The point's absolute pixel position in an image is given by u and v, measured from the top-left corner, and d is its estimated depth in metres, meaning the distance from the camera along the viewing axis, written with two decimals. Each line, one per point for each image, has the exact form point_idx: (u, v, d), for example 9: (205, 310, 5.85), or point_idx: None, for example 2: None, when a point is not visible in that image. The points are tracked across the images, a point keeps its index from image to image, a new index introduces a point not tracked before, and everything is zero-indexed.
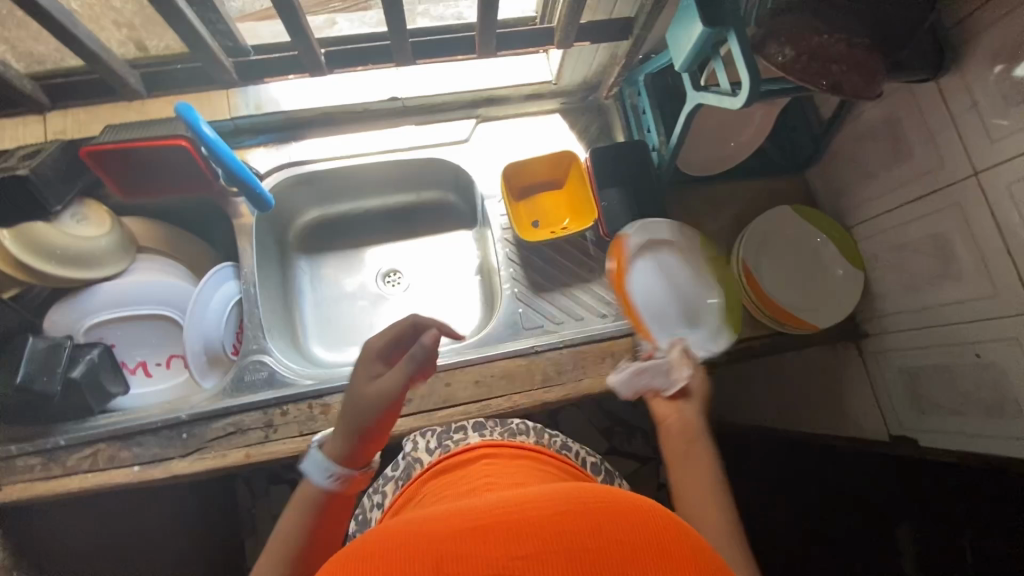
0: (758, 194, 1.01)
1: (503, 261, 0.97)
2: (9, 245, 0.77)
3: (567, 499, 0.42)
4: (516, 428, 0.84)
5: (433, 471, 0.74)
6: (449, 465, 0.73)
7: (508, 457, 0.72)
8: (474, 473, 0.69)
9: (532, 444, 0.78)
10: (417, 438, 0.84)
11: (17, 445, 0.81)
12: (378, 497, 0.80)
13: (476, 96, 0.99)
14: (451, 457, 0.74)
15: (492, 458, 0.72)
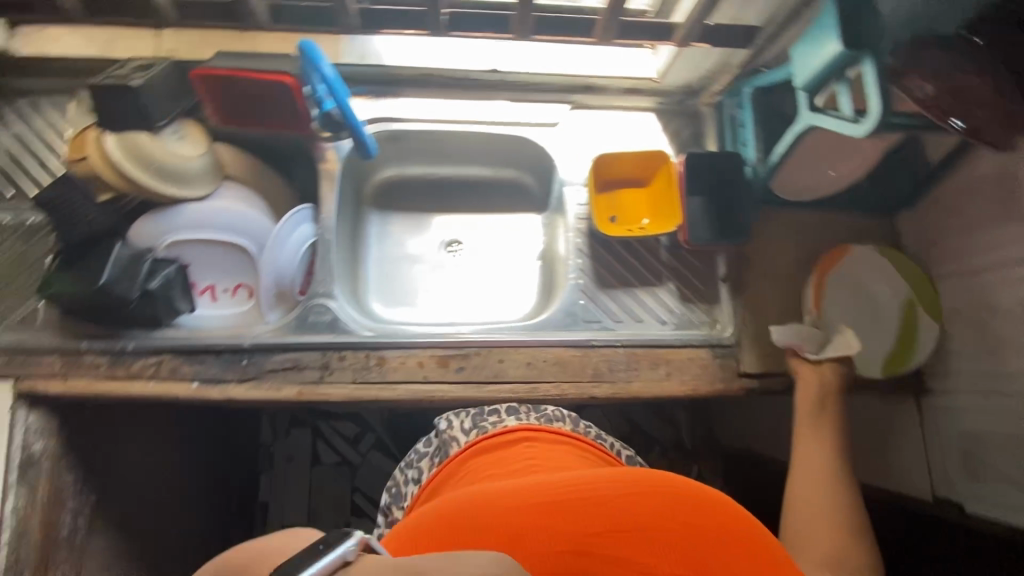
0: (843, 228, 0.98)
1: (573, 251, 0.97)
2: (113, 149, 0.80)
3: (625, 485, 0.58)
4: (551, 415, 0.86)
5: (475, 449, 0.78)
6: (493, 443, 0.77)
7: (546, 442, 0.77)
8: (518, 457, 0.74)
9: (563, 432, 0.80)
10: (452, 417, 0.86)
11: (89, 341, 0.85)
12: (414, 472, 0.85)
13: (576, 82, 0.98)
14: (494, 435, 0.78)
15: (535, 445, 0.76)
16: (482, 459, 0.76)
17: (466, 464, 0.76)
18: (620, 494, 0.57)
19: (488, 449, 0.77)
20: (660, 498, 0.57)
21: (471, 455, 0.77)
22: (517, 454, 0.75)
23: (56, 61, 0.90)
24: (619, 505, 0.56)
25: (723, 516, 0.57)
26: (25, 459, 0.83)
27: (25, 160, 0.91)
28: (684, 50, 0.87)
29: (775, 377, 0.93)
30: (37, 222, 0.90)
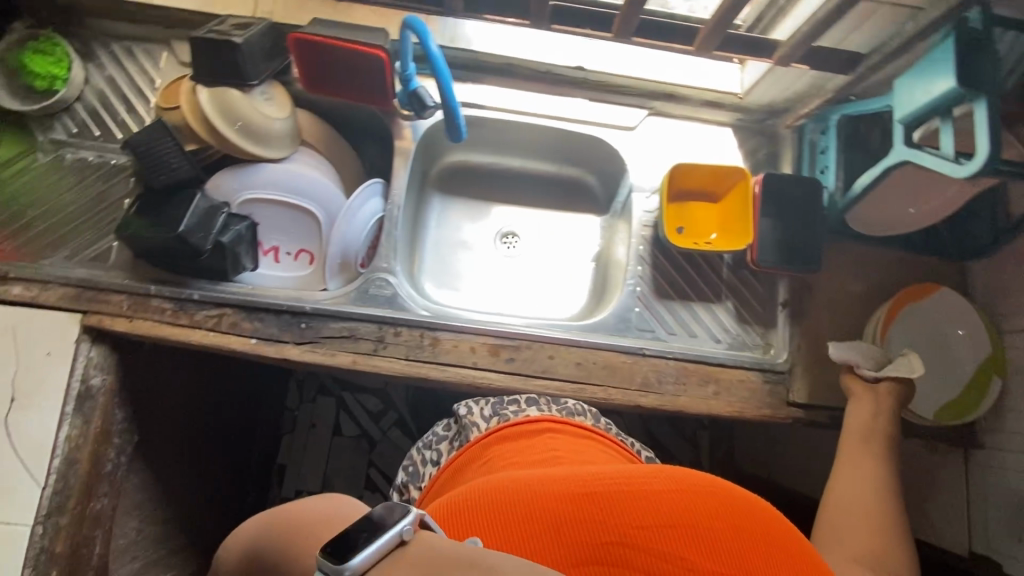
0: (911, 268, 0.95)
1: (634, 258, 0.96)
2: (205, 103, 0.82)
3: (666, 481, 0.53)
4: (572, 408, 0.84)
5: (498, 436, 0.73)
6: (517, 431, 0.73)
7: (569, 434, 0.74)
8: (541, 449, 0.69)
9: (587, 428, 0.77)
10: (471, 404, 0.83)
11: (157, 286, 0.87)
12: (432, 453, 0.82)
13: (659, 89, 0.97)
14: (513, 424, 0.74)
15: (557, 436, 0.73)
16: (505, 448, 0.71)
17: (488, 452, 0.71)
18: (661, 488, 0.52)
19: (511, 437, 0.73)
20: (704, 496, 0.52)
21: (496, 441, 0.72)
22: (542, 445, 0.70)
23: (157, 10, 0.92)
24: (662, 500, 0.50)
25: (773, 524, 0.52)
26: (83, 391, 0.85)
27: (116, 106, 0.93)
28: (776, 68, 0.86)
29: (823, 410, 0.91)
30: (121, 162, 0.92)
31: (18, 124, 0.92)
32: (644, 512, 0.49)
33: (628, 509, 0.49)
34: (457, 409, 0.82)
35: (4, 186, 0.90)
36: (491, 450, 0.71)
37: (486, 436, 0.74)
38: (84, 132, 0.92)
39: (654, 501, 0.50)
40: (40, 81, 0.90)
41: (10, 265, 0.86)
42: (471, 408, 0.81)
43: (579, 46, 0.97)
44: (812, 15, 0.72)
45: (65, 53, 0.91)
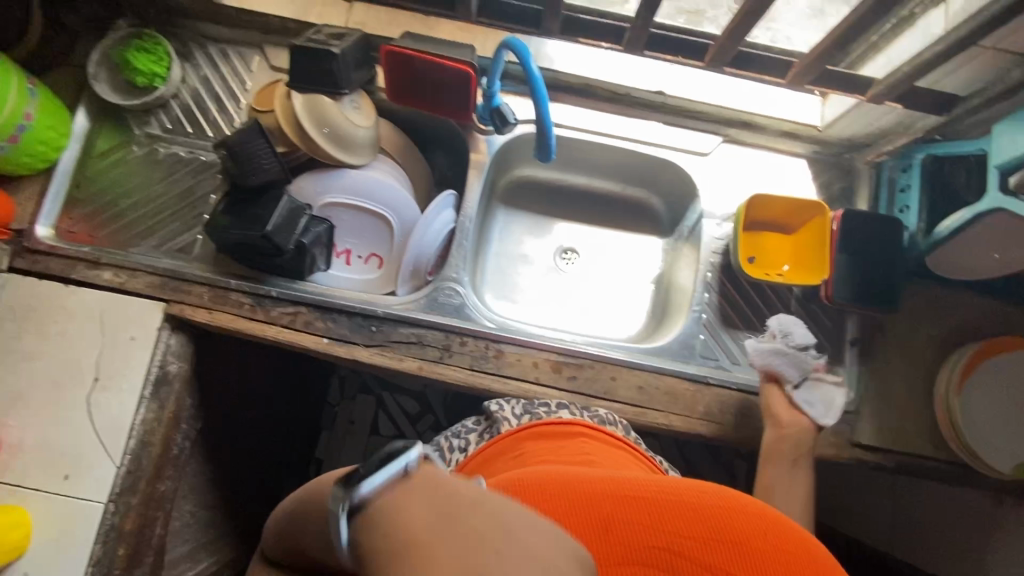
0: (987, 315, 0.92)
1: (701, 284, 0.96)
2: (298, 108, 0.86)
3: (718, 496, 0.48)
4: (604, 417, 0.83)
5: (529, 432, 0.71)
6: (549, 429, 0.71)
7: (605, 444, 0.70)
8: (574, 450, 0.66)
9: (621, 441, 0.72)
10: (503, 402, 0.82)
11: (237, 281, 0.90)
12: (460, 442, 0.79)
13: (736, 116, 0.97)
14: (550, 421, 0.72)
15: (592, 441, 0.69)
16: (536, 446, 0.68)
17: (522, 446, 0.69)
18: (713, 505, 0.47)
19: (545, 436, 0.70)
20: (759, 520, 0.46)
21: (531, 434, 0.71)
22: (575, 448, 0.67)
23: (256, 18, 0.96)
24: (711, 517, 0.45)
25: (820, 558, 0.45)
26: (160, 376, 0.88)
27: (208, 105, 0.97)
28: (864, 104, 0.85)
29: (887, 453, 0.89)
30: (210, 159, 0.96)
31: (116, 117, 0.96)
32: (689, 530, 0.44)
33: (669, 525, 0.45)
34: (489, 406, 0.81)
35: (101, 176, 0.95)
36: (525, 444, 0.70)
37: (519, 430, 0.72)
38: (178, 129, 0.96)
39: (702, 517, 0.45)
40: (141, 77, 0.93)
41: (101, 251, 0.90)
42: (502, 406, 0.81)
43: (660, 69, 0.97)
44: (915, 56, 0.71)
45: (167, 53, 0.94)
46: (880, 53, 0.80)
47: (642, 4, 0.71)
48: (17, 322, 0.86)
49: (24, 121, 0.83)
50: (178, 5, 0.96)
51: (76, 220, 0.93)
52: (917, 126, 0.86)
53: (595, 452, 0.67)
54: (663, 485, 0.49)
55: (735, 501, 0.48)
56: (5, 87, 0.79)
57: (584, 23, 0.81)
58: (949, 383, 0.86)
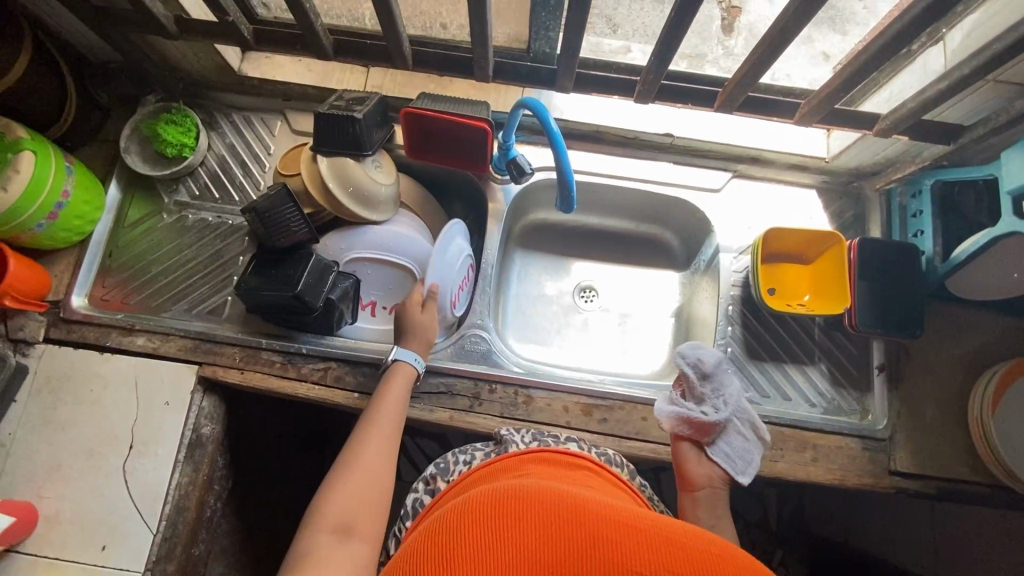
0: (1013, 334, 0.92)
1: (723, 317, 0.97)
2: (324, 169, 0.89)
3: (712, 543, 0.42)
4: (612, 458, 0.82)
5: (532, 457, 0.68)
6: (555, 455, 0.68)
7: (607, 482, 0.66)
8: (578, 481, 0.62)
9: (623, 481, 0.69)
10: (513, 429, 0.84)
11: (267, 339, 0.91)
12: (466, 455, 0.82)
13: (743, 153, 1.00)
14: (556, 451, 0.68)
15: (597, 477, 0.66)
16: (535, 469, 0.64)
17: (523, 467, 0.65)
18: (704, 549, 0.41)
19: (546, 461, 0.67)
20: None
21: (536, 458, 0.67)
22: (582, 480, 0.63)
23: (278, 85, 1.01)
24: (693, 558, 0.40)
25: None
26: (194, 440, 0.88)
27: (234, 170, 1.01)
28: (870, 136, 0.87)
29: (926, 480, 0.88)
30: (237, 222, 0.99)
31: (146, 187, 1.00)
32: (665, 562, 0.39)
33: (645, 551, 0.40)
34: (500, 432, 0.83)
35: (133, 244, 0.98)
36: (523, 466, 0.65)
37: (526, 453, 0.69)
38: (205, 195, 1.00)
39: (686, 557, 0.40)
40: (169, 148, 0.96)
41: (135, 317, 0.92)
42: (514, 434, 0.82)
43: (667, 113, 1.01)
44: (918, 93, 0.74)
45: (194, 124, 0.98)
46: (883, 88, 0.83)
47: (653, 60, 0.74)
48: (55, 393, 0.88)
49: (63, 198, 0.86)
50: (206, 79, 1.01)
51: (109, 288, 0.95)
52: (923, 154, 0.89)
53: (599, 484, 0.63)
54: (652, 518, 0.44)
55: (730, 552, 0.41)
56: (46, 167, 0.82)
57: (595, 77, 0.84)
58: (980, 405, 0.86)
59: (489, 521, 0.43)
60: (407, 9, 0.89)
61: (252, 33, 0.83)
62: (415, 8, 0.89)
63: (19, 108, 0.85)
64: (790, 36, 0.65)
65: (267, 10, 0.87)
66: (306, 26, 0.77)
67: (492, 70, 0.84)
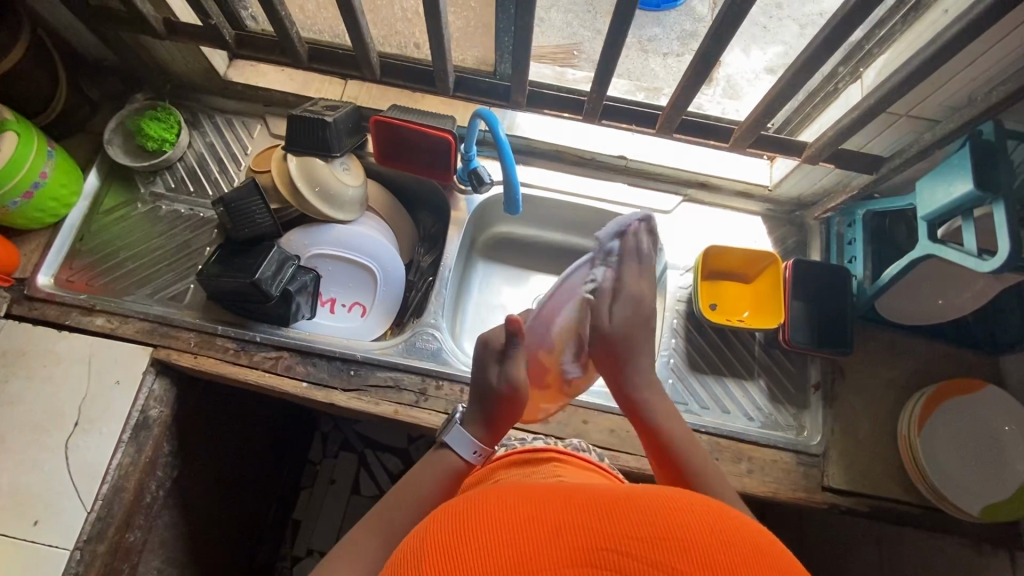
0: (942, 359, 0.96)
1: (668, 330, 1.01)
2: (292, 168, 0.94)
3: (670, 499, 0.41)
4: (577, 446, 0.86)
5: (504, 463, 0.68)
6: (526, 454, 0.67)
7: (575, 467, 0.66)
8: (546, 472, 0.61)
9: (592, 462, 0.69)
10: None
11: (223, 326, 0.94)
12: None
13: (691, 178, 1.06)
14: (522, 450, 0.67)
15: (566, 466, 0.64)
16: (507, 473, 0.64)
17: (494, 475, 0.65)
18: (665, 507, 0.40)
19: (519, 462, 0.66)
20: (720, 524, 0.39)
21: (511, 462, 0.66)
22: (548, 470, 0.62)
23: (260, 92, 1.07)
24: (658, 519, 0.38)
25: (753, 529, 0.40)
26: (141, 421, 0.89)
27: (211, 167, 1.06)
28: (803, 165, 0.94)
29: (858, 497, 0.90)
30: (208, 215, 1.04)
31: (125, 178, 1.04)
32: (630, 528, 0.38)
33: (608, 523, 0.38)
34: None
35: (106, 230, 1.01)
36: (496, 473, 0.66)
37: (494, 461, 0.69)
38: (181, 188, 1.05)
39: (649, 517, 0.38)
40: (151, 142, 1.01)
41: (97, 298, 0.95)
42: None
43: (623, 138, 1.08)
44: (837, 124, 0.81)
45: (177, 122, 1.03)
46: (814, 121, 0.91)
47: (595, 82, 0.81)
48: (6, 366, 0.89)
49: (41, 178, 0.90)
50: (193, 81, 1.08)
51: (76, 270, 0.98)
52: (853, 184, 0.93)
53: (567, 475, 0.62)
54: (611, 490, 0.43)
55: (692, 502, 0.41)
56: (28, 148, 0.86)
57: (549, 96, 0.91)
58: (909, 424, 0.89)
59: (450, 527, 0.41)
60: (382, 28, 0.97)
61: (234, 38, 0.90)
62: (390, 27, 0.96)
63: (10, 92, 0.91)
64: (710, 64, 0.72)
65: (255, 22, 0.95)
66: (283, 33, 0.84)
67: (453, 84, 0.91)
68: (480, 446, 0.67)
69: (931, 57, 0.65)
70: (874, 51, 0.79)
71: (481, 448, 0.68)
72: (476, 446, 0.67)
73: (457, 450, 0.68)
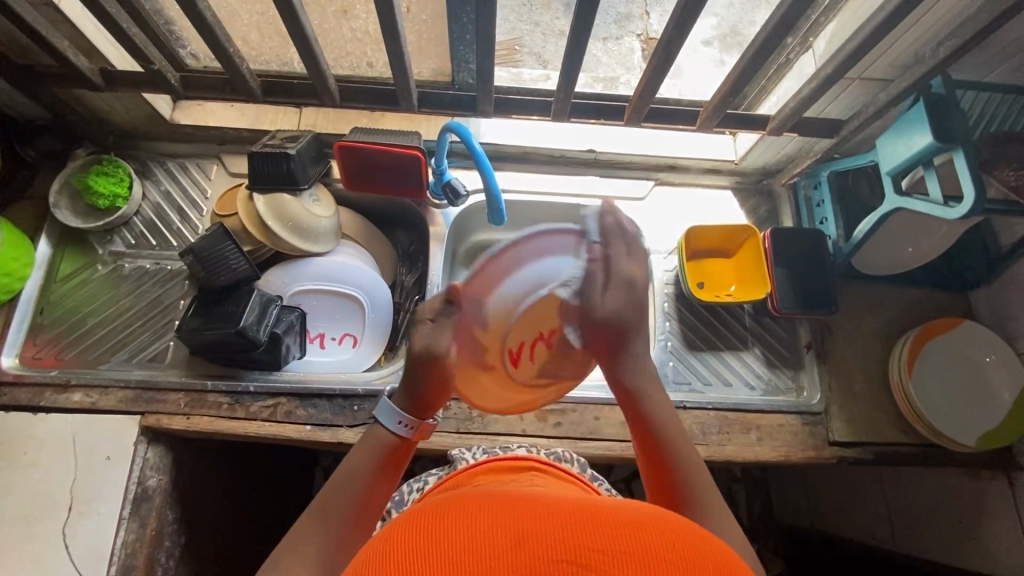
0: (917, 302, 1.01)
1: (661, 314, 1.02)
2: (260, 207, 0.91)
3: (639, 514, 0.39)
4: (561, 456, 0.89)
5: (481, 468, 0.67)
6: (501, 464, 0.67)
7: (554, 477, 0.66)
8: (526, 480, 0.60)
9: (572, 476, 0.70)
10: (466, 449, 0.88)
11: (213, 381, 0.90)
12: (419, 482, 0.92)
13: (660, 162, 1.08)
14: (504, 458, 0.68)
15: (544, 475, 0.65)
16: (487, 477, 0.62)
17: (471, 479, 0.63)
18: (633, 522, 0.38)
19: (498, 469, 0.65)
20: (687, 540, 0.37)
21: (478, 469, 0.66)
22: (527, 479, 0.61)
23: (212, 131, 1.03)
24: (627, 535, 0.37)
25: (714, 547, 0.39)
26: (139, 494, 0.85)
27: (171, 217, 1.01)
28: (766, 137, 0.96)
29: (863, 447, 0.94)
30: (176, 267, 0.99)
31: (78, 241, 0.98)
32: (598, 542, 0.36)
33: (574, 535, 0.36)
34: (450, 454, 0.88)
35: (67, 298, 0.95)
36: (475, 477, 0.63)
37: (475, 465, 0.68)
38: (142, 243, 0.99)
39: (617, 531, 0.37)
40: (101, 200, 0.95)
41: (70, 373, 0.90)
42: (463, 451, 0.88)
43: (588, 131, 1.08)
44: (797, 94, 0.83)
45: (127, 174, 0.98)
46: (771, 94, 0.94)
47: (561, 82, 0.81)
48: None
49: None
50: (138, 129, 1.02)
51: (41, 346, 0.92)
52: (815, 149, 0.97)
53: (544, 481, 0.63)
54: (584, 504, 0.41)
55: (663, 522, 0.39)
56: None
57: (514, 100, 0.90)
58: (899, 370, 0.93)
59: (407, 534, 0.38)
60: (333, 50, 0.94)
61: (179, 80, 0.86)
62: (341, 49, 0.94)
63: None
64: (674, 51, 0.73)
65: (196, 59, 0.91)
66: (233, 69, 0.80)
67: (418, 100, 0.89)
68: (406, 416, 0.62)
69: (881, 22, 0.68)
70: (822, 20, 0.82)
71: (405, 417, 0.62)
72: (401, 415, 0.62)
73: (383, 423, 0.63)
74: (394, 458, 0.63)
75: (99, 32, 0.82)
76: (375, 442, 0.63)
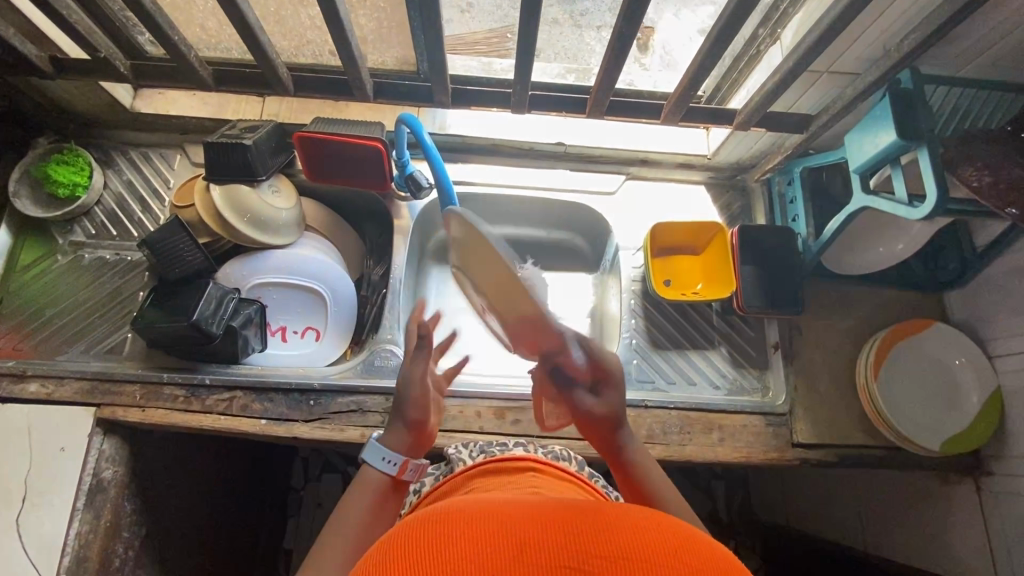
0: (888, 303, 0.99)
1: (627, 311, 1.01)
2: (216, 198, 0.89)
3: (636, 518, 0.38)
4: (560, 454, 0.85)
5: (478, 471, 0.62)
6: (505, 465, 0.62)
7: (557, 480, 0.61)
8: (523, 485, 0.56)
9: (578, 477, 0.65)
10: (460, 446, 0.84)
11: (168, 374, 0.90)
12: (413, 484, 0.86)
13: (631, 156, 1.06)
14: (502, 459, 0.63)
15: (544, 477, 0.60)
16: (480, 482, 0.59)
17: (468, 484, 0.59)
18: (632, 526, 0.36)
19: (496, 472, 0.61)
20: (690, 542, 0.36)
21: (477, 473, 0.62)
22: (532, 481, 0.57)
23: (174, 120, 1.01)
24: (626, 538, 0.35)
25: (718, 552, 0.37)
26: (94, 485, 0.85)
27: (133, 207, 1.00)
28: (736, 131, 0.94)
29: (827, 449, 0.92)
30: (136, 258, 0.98)
31: (39, 231, 0.98)
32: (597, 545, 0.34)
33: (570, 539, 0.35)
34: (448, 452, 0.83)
35: (27, 288, 0.95)
36: (471, 482, 0.60)
37: (469, 468, 0.63)
38: (102, 233, 0.99)
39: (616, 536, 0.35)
40: (61, 189, 0.94)
41: (27, 363, 0.89)
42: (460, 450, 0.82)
43: (558, 123, 1.06)
44: (761, 88, 0.81)
45: (87, 163, 0.97)
46: (741, 87, 0.91)
47: (516, 73, 0.79)
48: None
49: None
50: (100, 118, 1.01)
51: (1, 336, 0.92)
52: (787, 144, 0.93)
53: (543, 485, 0.58)
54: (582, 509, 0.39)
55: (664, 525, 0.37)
56: None
57: (472, 91, 0.88)
58: (866, 371, 0.91)
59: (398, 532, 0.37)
60: (292, 38, 0.92)
61: (130, 68, 0.84)
62: (300, 37, 0.91)
63: None
64: (627, 42, 0.71)
65: (154, 46, 0.89)
66: (180, 58, 0.78)
67: (373, 90, 0.88)
68: (393, 454, 0.65)
69: (839, 15, 0.65)
70: (789, 11, 0.79)
71: (393, 454, 0.65)
72: (388, 451, 0.65)
73: (371, 464, 0.64)
74: (388, 499, 0.64)
75: (47, 20, 0.81)
76: (366, 482, 0.64)
